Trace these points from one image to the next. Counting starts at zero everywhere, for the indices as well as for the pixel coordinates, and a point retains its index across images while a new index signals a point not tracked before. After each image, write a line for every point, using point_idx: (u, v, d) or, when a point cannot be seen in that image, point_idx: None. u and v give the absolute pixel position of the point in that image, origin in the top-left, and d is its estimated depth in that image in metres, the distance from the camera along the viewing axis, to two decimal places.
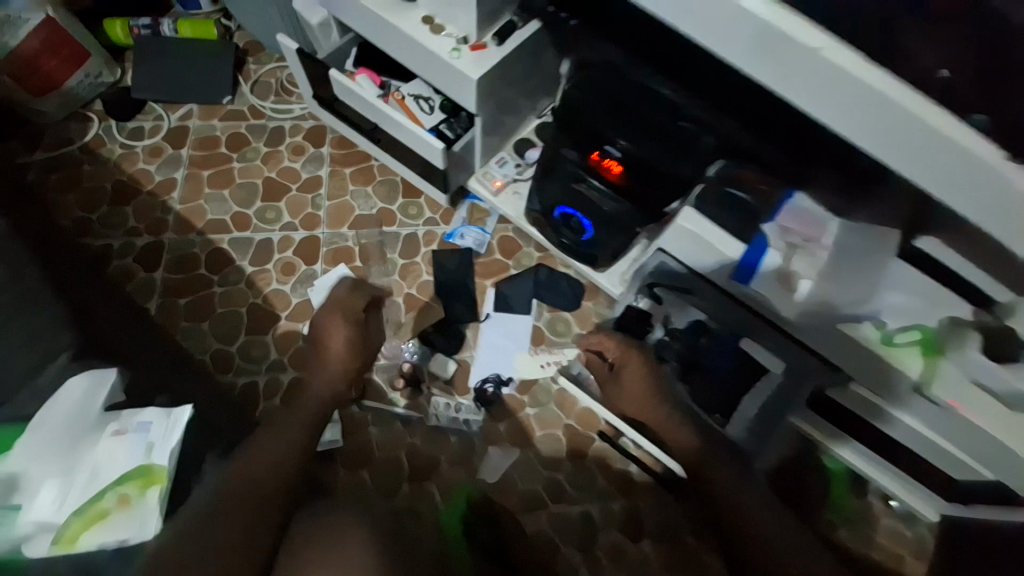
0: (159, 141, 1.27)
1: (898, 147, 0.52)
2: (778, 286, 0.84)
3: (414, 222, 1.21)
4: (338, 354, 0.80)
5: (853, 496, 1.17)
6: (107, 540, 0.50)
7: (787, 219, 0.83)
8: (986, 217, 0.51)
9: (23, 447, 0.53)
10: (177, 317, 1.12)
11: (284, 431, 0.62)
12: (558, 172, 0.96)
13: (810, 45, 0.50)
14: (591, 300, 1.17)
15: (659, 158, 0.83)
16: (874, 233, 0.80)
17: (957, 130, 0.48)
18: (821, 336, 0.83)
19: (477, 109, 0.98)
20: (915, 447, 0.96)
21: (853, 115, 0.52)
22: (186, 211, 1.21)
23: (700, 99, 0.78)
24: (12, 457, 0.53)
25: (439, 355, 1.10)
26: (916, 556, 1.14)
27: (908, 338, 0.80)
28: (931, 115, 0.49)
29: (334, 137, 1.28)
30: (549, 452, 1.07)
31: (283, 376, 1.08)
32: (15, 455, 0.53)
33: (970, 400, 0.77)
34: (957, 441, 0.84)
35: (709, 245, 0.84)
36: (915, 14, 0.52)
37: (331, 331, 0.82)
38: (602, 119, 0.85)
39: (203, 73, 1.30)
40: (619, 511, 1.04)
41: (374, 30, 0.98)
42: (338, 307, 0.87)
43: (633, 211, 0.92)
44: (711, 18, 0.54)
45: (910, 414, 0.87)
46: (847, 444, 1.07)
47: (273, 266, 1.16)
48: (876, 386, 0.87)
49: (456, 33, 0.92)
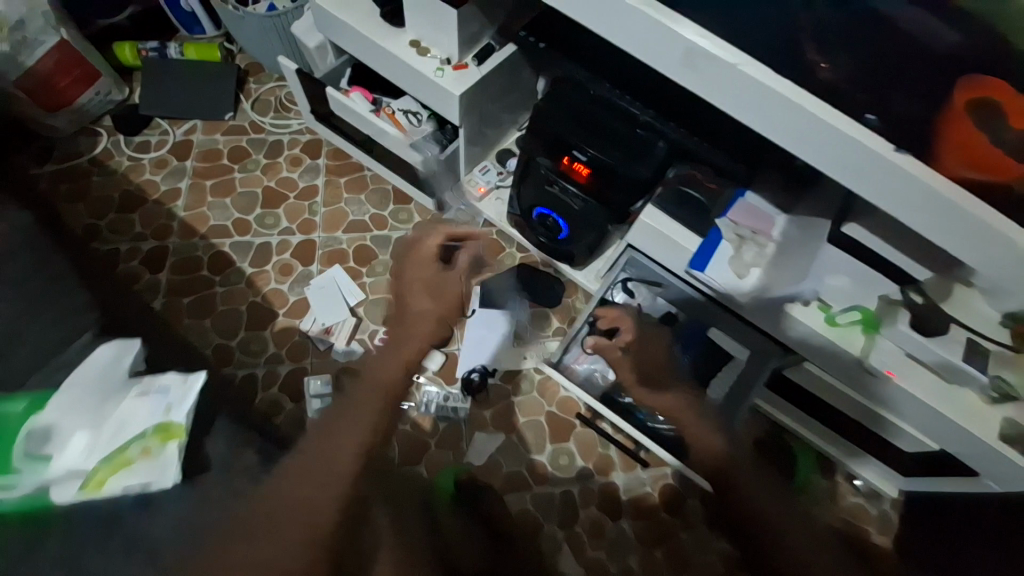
0: (165, 153, 1.36)
1: (806, 141, 0.63)
2: (730, 274, 0.91)
3: (405, 226, 1.31)
4: (421, 323, 0.79)
5: (821, 477, 1.22)
6: (131, 483, 0.61)
7: (738, 213, 0.92)
8: (886, 198, 0.62)
9: (57, 405, 0.64)
10: (181, 315, 1.19)
11: (343, 447, 0.64)
12: (533, 177, 1.08)
13: (730, 62, 0.61)
14: (570, 296, 1.25)
15: (620, 161, 0.92)
16: (813, 226, 0.87)
17: (853, 128, 0.60)
18: (773, 320, 0.92)
19: (460, 121, 1.08)
20: (868, 424, 1.02)
21: (768, 117, 0.63)
22: (190, 218, 1.29)
23: (652, 109, 0.90)
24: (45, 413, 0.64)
25: (426, 347, 1.18)
26: (883, 534, 1.18)
27: (852, 319, 0.87)
28: (832, 115, 0.60)
29: (329, 150, 1.38)
30: (531, 436, 1.14)
31: (281, 368, 1.15)
32: (50, 410, 0.64)
33: (904, 371, 0.86)
34: (897, 412, 0.92)
35: (669, 239, 0.94)
36: (813, 35, 0.63)
37: (413, 288, 0.83)
38: (569, 128, 0.94)
39: (207, 92, 1.40)
40: (598, 489, 1.10)
41: (367, 53, 1.09)
42: (420, 257, 0.85)
43: (601, 210, 1.02)
44: (648, 42, 0.66)
45: (856, 388, 0.94)
46: (808, 426, 1.15)
47: (272, 267, 1.24)
48: (825, 364, 0.94)
49: (441, 55, 1.04)
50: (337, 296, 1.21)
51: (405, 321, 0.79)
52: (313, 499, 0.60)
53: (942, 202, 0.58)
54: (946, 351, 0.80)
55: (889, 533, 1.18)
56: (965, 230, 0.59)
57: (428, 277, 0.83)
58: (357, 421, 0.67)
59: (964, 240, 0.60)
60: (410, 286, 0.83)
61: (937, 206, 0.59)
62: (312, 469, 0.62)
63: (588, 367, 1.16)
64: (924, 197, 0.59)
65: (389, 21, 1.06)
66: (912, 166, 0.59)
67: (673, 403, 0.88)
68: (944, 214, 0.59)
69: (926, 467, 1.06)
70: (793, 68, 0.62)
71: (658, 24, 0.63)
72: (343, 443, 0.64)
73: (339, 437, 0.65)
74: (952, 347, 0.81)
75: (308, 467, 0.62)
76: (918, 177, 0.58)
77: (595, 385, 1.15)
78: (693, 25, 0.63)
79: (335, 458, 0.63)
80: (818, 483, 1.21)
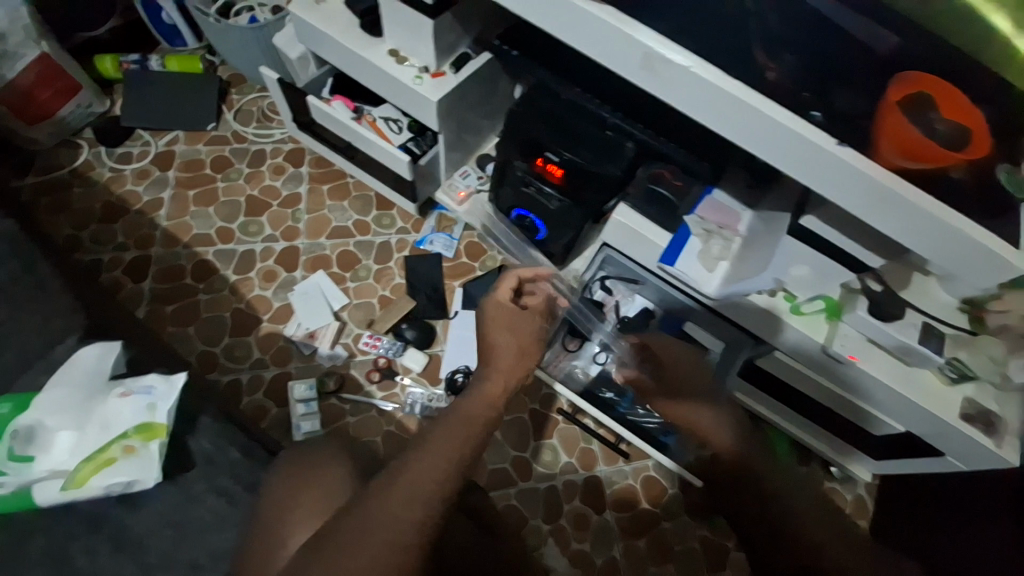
0: (147, 164, 1.38)
1: (757, 137, 0.67)
2: (700, 266, 0.97)
3: (387, 231, 1.33)
4: (508, 364, 0.74)
5: (798, 464, 1.26)
6: (112, 483, 0.61)
7: (705, 208, 0.98)
8: (836, 190, 0.65)
9: (41, 406, 0.65)
10: (165, 322, 1.20)
11: (421, 473, 0.56)
12: (509, 179, 1.11)
13: (684, 65, 0.66)
14: None
15: (592, 162, 0.97)
16: (774, 219, 0.91)
17: (800, 125, 0.64)
18: (739, 309, 0.97)
19: (438, 126, 1.11)
20: (839, 410, 1.06)
21: (722, 115, 0.67)
22: (173, 227, 1.30)
23: (622, 111, 0.94)
24: (29, 414, 0.65)
25: (410, 348, 1.19)
26: (858, 518, 1.21)
27: (816, 307, 0.93)
28: (781, 114, 0.64)
29: (312, 158, 1.41)
30: (516, 433, 1.15)
31: (266, 373, 1.16)
32: (33, 411, 0.65)
33: (867, 356, 0.90)
34: (863, 396, 0.96)
35: (641, 236, 0.99)
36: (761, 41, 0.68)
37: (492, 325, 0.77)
38: (544, 132, 0.99)
39: (189, 103, 1.42)
40: (582, 483, 1.12)
41: (348, 62, 1.12)
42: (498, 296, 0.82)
43: (576, 209, 1.06)
44: (607, 48, 0.70)
45: (824, 374, 0.98)
46: (782, 415, 1.20)
47: (256, 274, 1.25)
48: (793, 352, 0.97)
49: (418, 63, 1.07)
50: (321, 300, 1.22)
51: (487, 360, 0.74)
52: (388, 544, 0.51)
53: (889, 194, 0.62)
54: (904, 335, 0.84)
55: (865, 517, 1.21)
56: (910, 220, 0.63)
57: (506, 315, 0.80)
58: (439, 452, 0.58)
59: (910, 229, 0.64)
60: (490, 322, 0.79)
61: (881, 197, 0.63)
62: (388, 505, 0.53)
63: (569, 365, 1.20)
64: (870, 189, 0.63)
65: (368, 31, 1.09)
66: (856, 160, 0.62)
67: (707, 422, 0.79)
68: (889, 204, 0.63)
69: (891, 451, 1.08)
70: (743, 71, 0.67)
71: (618, 31, 0.67)
72: (426, 472, 0.56)
73: (419, 465, 0.57)
74: (908, 331, 0.84)
75: (385, 504, 0.53)
76: (864, 170, 0.62)
77: (575, 381, 1.18)
78: (649, 31, 0.67)
79: (409, 496, 0.54)
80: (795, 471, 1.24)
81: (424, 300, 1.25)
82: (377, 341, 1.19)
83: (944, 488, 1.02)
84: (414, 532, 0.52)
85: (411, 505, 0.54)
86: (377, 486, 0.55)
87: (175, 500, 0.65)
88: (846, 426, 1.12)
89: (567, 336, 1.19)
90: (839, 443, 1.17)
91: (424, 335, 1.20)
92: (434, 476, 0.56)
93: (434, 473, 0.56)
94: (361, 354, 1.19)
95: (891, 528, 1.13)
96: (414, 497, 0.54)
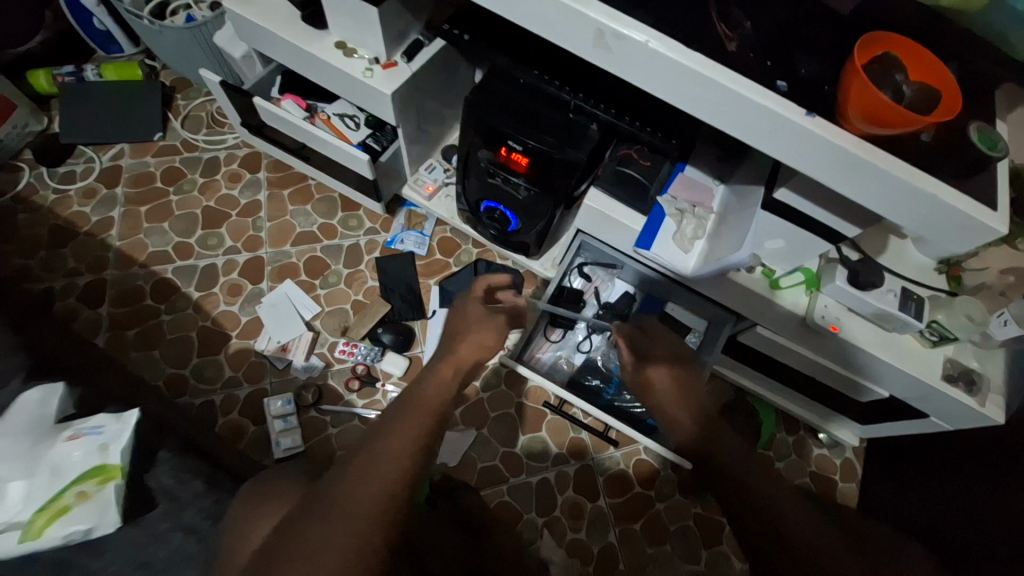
0: (93, 183, 1.28)
1: (718, 108, 0.63)
2: (675, 246, 0.93)
3: (356, 233, 1.29)
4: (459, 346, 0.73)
5: (786, 434, 1.28)
6: (70, 532, 0.57)
7: (676, 188, 0.95)
8: (808, 162, 0.63)
9: None
10: (127, 348, 1.12)
11: (393, 458, 0.54)
12: (474, 171, 1.07)
13: (638, 39, 0.62)
14: (529, 287, 1.28)
15: (556, 145, 0.93)
16: (746, 197, 0.88)
17: (765, 96, 0.60)
18: (717, 285, 0.94)
19: (396, 120, 1.06)
20: (831, 383, 1.05)
21: (681, 88, 0.64)
22: (127, 246, 1.21)
23: (582, 93, 0.91)
24: None
25: (388, 352, 1.15)
26: (847, 479, 1.24)
27: (794, 280, 0.91)
28: (745, 86, 0.60)
29: (269, 162, 1.34)
30: (503, 429, 1.13)
31: (239, 392, 1.10)
32: None
33: (848, 325, 0.88)
34: (848, 364, 0.94)
35: (615, 221, 0.95)
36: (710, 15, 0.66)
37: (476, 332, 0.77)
38: (504, 121, 0.94)
39: (133, 114, 1.34)
40: (573, 473, 1.11)
41: (294, 59, 1.06)
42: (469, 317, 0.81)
43: (544, 197, 1.02)
44: (560, 26, 0.65)
45: (810, 347, 0.97)
46: (773, 387, 1.18)
47: (219, 289, 1.19)
48: (774, 325, 0.96)
49: (368, 54, 1.01)
50: (290, 309, 1.18)
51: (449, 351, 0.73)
52: (364, 519, 0.50)
53: (860, 161, 0.59)
54: (882, 300, 0.84)
55: (852, 479, 1.25)
56: (882, 186, 0.60)
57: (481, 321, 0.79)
58: (394, 433, 0.57)
59: (883, 198, 0.61)
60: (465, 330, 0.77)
61: (852, 165, 0.60)
62: (354, 478, 0.52)
63: (553, 355, 1.19)
64: (841, 159, 0.60)
65: (310, 22, 1.03)
66: (825, 130, 0.60)
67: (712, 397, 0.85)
68: (862, 172, 0.60)
69: (876, 413, 1.08)
70: (701, 42, 0.63)
71: (566, 7, 0.63)
72: (394, 449, 0.55)
73: (382, 439, 0.56)
74: (886, 297, 0.84)
75: (353, 483, 0.52)
76: (833, 139, 0.59)
77: (560, 372, 1.18)
78: (602, 5, 0.63)
79: (375, 469, 0.53)
80: (782, 440, 1.27)
81: (399, 302, 1.22)
82: (353, 349, 1.14)
83: (930, 444, 1.03)
84: (380, 497, 0.51)
85: (380, 476, 0.53)
86: (342, 497, 0.51)
87: (139, 543, 0.62)
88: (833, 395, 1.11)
89: (548, 327, 1.18)
90: (830, 414, 1.19)
91: (402, 337, 1.17)
92: (399, 448, 0.55)
93: (393, 446, 0.55)
94: (338, 363, 1.15)
95: (882, 485, 1.15)
96: (381, 467, 0.53)
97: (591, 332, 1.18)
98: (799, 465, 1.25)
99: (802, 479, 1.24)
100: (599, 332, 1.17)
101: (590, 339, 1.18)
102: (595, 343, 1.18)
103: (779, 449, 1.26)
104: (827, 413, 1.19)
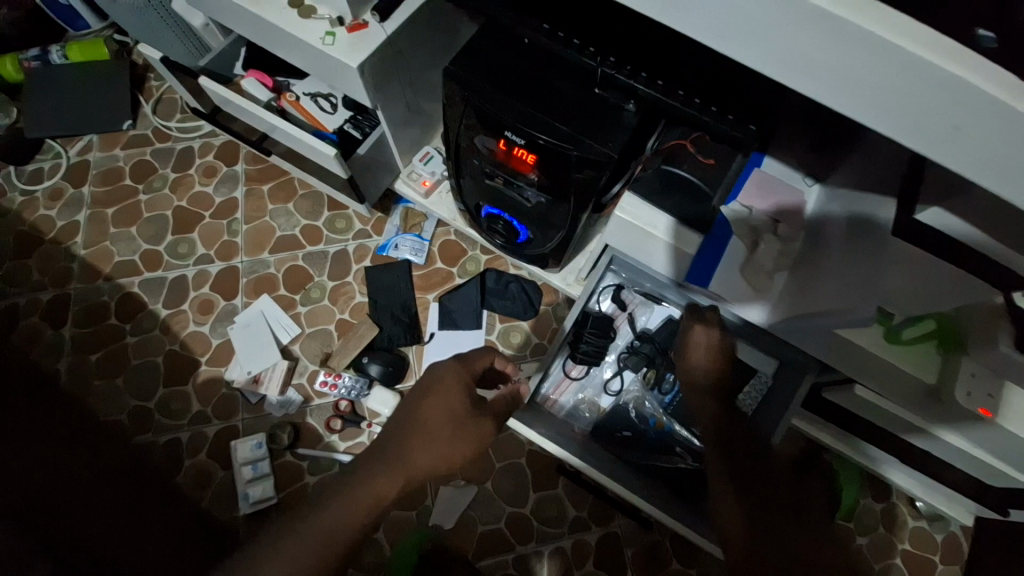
0: (59, 182, 1.15)
1: (855, 87, 0.33)
2: (749, 275, 0.68)
3: (343, 237, 1.08)
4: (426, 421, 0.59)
5: (872, 501, 1.01)
6: None
7: (747, 192, 0.73)
8: (1014, 187, 0.32)
9: None
10: (90, 377, 1.00)
11: (339, 516, 0.52)
12: (468, 169, 0.82)
13: None
14: (547, 303, 1.03)
15: (573, 134, 0.66)
16: (867, 217, 0.57)
17: (952, 56, 0.30)
18: (811, 334, 0.62)
19: (371, 101, 0.81)
20: (948, 459, 0.76)
21: (783, 48, 0.34)
22: (92, 256, 1.09)
23: (614, 57, 0.67)
24: None
25: (376, 387, 0.97)
26: (950, 563, 0.98)
27: (923, 332, 0.61)
28: (910, 34, 0.30)
29: (247, 152, 1.15)
30: (509, 484, 0.93)
31: (208, 429, 0.97)
32: None
33: (1001, 402, 0.58)
34: (1006, 455, 0.64)
35: (659, 239, 0.67)
36: None
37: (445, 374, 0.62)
38: (501, 102, 0.68)
39: (98, 99, 1.16)
40: (592, 543, 0.90)
41: (242, 26, 0.83)
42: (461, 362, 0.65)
43: (561, 204, 0.76)
44: None
45: (923, 414, 0.66)
46: (865, 454, 0.90)
47: (189, 306, 1.04)
48: (882, 390, 0.65)
49: (330, 14, 0.76)
50: (265, 330, 1.01)
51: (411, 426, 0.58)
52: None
53: None
54: None
55: (957, 562, 0.98)
56: None
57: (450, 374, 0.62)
58: (343, 498, 0.53)
59: None
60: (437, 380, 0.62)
61: None
62: (288, 542, 0.51)
63: (573, 398, 0.95)
64: None
65: None
66: None
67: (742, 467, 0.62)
68: None
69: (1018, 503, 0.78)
70: None
71: None
72: (334, 512, 0.52)
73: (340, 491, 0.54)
74: None
75: (288, 542, 0.51)
76: None
77: (581, 418, 0.94)
78: None
79: (318, 525, 0.52)
80: (867, 508, 1.01)
81: (391, 324, 1.01)
82: (335, 381, 0.97)
83: None
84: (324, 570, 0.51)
85: (321, 538, 0.51)
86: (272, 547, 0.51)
87: None
88: (956, 482, 0.80)
89: (568, 360, 0.94)
90: (947, 496, 0.89)
91: (392, 369, 0.97)
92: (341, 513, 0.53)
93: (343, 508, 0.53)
94: (318, 397, 0.98)
95: None
96: (322, 526, 0.52)
97: (623, 369, 0.93)
98: (886, 541, 1.00)
99: (890, 559, 0.98)
100: (633, 370, 0.92)
101: (621, 376, 0.93)
102: (627, 382, 0.93)
103: (862, 518, 1.01)
104: (947, 491, 0.88)
